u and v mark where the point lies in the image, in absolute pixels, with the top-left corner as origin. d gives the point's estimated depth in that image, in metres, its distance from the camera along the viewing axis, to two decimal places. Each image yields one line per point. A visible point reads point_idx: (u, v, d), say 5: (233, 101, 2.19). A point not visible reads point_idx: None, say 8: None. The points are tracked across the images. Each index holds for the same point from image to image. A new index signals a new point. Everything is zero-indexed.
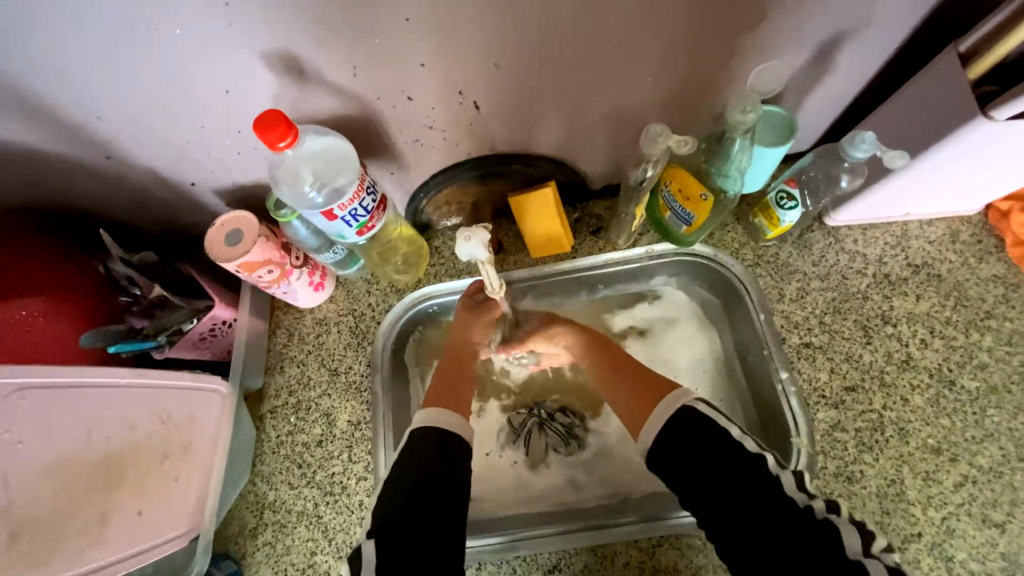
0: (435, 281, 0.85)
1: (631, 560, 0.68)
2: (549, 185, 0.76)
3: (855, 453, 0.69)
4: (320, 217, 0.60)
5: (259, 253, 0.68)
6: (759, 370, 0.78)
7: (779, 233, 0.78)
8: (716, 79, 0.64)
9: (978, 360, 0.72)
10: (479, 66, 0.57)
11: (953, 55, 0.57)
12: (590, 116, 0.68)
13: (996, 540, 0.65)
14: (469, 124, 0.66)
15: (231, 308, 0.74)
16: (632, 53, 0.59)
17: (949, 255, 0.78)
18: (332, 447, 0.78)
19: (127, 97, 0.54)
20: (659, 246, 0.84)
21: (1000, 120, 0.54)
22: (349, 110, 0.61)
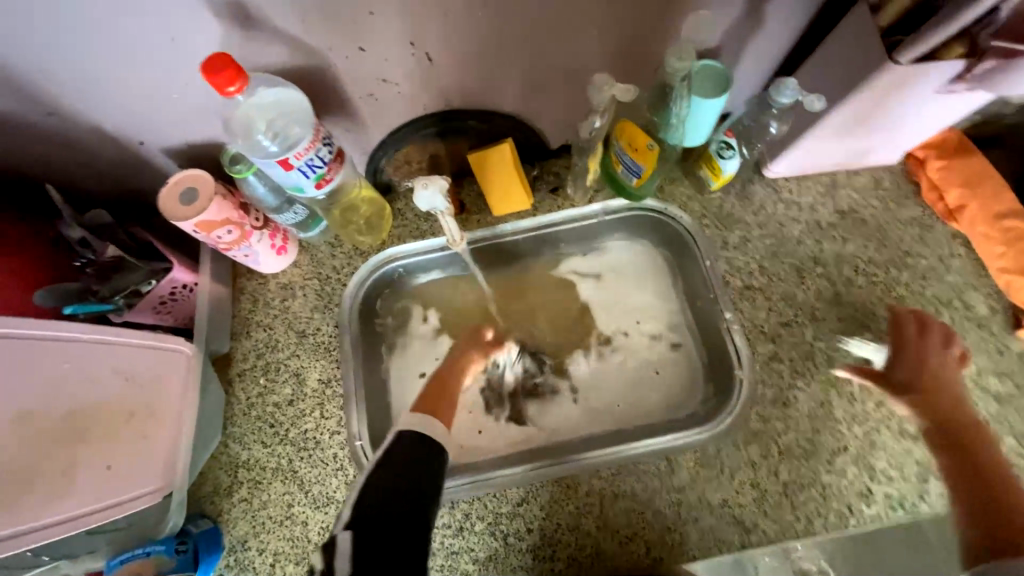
0: (399, 242, 0.87)
1: (594, 489, 0.73)
2: (506, 141, 0.79)
3: (790, 380, 0.76)
4: (276, 167, 0.60)
5: (217, 212, 0.68)
6: (707, 313, 0.84)
7: (722, 184, 0.83)
8: (658, 31, 0.68)
9: (896, 293, 0.80)
10: (429, 16, 0.59)
11: (865, 5, 0.63)
12: (541, 71, 0.71)
13: (911, 448, 0.73)
14: (423, 78, 0.68)
15: (192, 272, 0.74)
16: (578, 3, 0.61)
17: (873, 202, 0.85)
18: (303, 406, 0.80)
19: (66, 44, 0.53)
20: (613, 201, 0.88)
21: (904, 64, 0.60)
22: (300, 60, 0.61)
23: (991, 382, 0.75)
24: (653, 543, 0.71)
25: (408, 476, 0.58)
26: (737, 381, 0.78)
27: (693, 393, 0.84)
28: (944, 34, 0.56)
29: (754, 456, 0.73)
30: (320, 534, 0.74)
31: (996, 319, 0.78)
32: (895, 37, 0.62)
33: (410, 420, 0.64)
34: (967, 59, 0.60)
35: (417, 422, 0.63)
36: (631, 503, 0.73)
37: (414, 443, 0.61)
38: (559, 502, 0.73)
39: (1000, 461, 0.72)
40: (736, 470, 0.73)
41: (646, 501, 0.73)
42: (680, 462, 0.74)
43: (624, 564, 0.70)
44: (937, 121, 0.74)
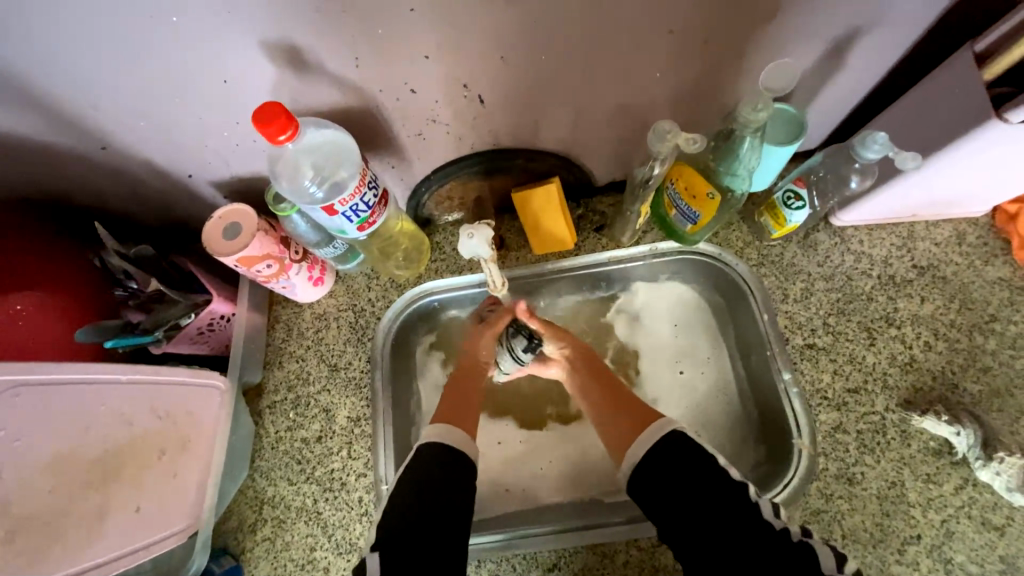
0: (436, 277, 0.84)
1: (631, 559, 0.68)
2: (553, 181, 0.75)
3: (857, 456, 0.69)
4: (320, 212, 0.58)
5: (258, 248, 0.67)
6: (761, 370, 0.78)
7: (785, 233, 0.77)
8: (726, 77, 0.63)
9: (981, 363, 0.72)
10: (485, 59, 0.56)
11: (969, 54, 0.56)
12: (596, 113, 0.67)
13: (995, 542, 0.65)
14: (474, 118, 0.65)
15: (229, 304, 0.73)
16: (642, 48, 0.57)
17: (955, 258, 0.77)
18: (331, 443, 0.78)
19: (122, 85, 0.53)
20: (663, 244, 0.83)
21: (1013, 122, 0.53)
22: (350, 102, 0.59)
23: None
24: None
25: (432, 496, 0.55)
26: (795, 449, 0.71)
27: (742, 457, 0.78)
28: None
29: None
30: None
31: None
32: (1001, 89, 0.56)
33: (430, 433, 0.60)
34: None
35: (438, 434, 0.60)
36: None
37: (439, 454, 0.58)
38: (592, 570, 0.68)
39: None
40: None
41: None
42: None
43: None
44: None
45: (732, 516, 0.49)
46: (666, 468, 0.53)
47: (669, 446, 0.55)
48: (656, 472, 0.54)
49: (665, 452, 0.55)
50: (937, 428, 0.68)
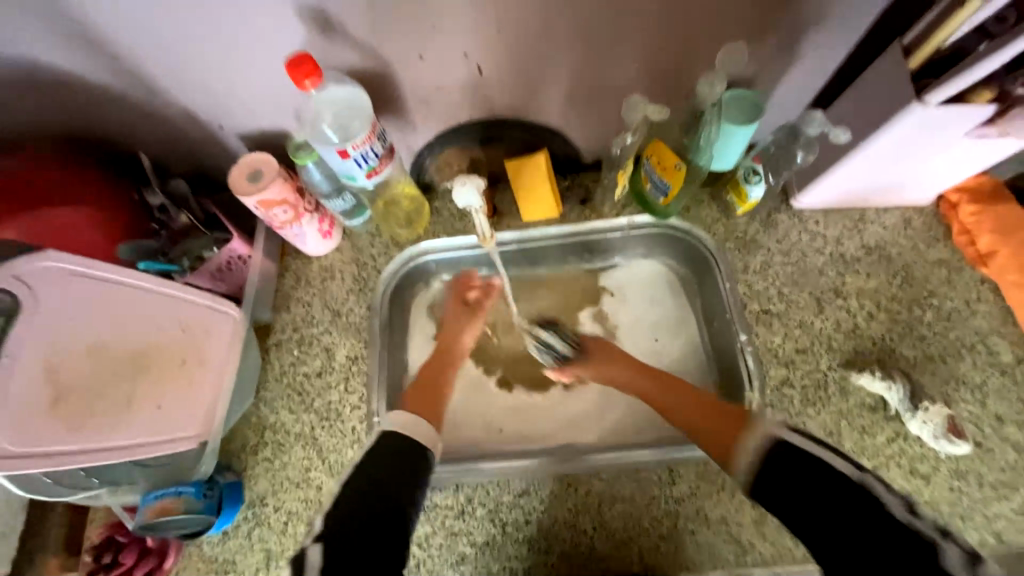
0: (433, 237, 0.93)
1: (594, 489, 0.76)
2: (542, 152, 0.84)
3: (800, 407, 0.77)
4: (335, 154, 0.67)
5: (277, 192, 0.77)
6: (722, 334, 0.86)
7: (748, 209, 0.86)
8: (693, 62, 0.73)
9: (918, 332, 0.80)
10: (484, 32, 0.65)
11: (897, 48, 0.65)
12: (581, 89, 0.76)
13: (920, 488, 0.72)
14: (473, 87, 0.74)
15: (247, 245, 0.82)
16: (619, 30, 0.67)
17: (901, 240, 0.86)
18: (330, 378, 0.86)
19: (175, 36, 0.62)
20: (640, 218, 0.92)
21: (932, 105, 0.62)
22: (367, 65, 0.68)
23: (1011, 432, 0.73)
24: (648, 548, 0.73)
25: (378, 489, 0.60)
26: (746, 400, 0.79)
27: None
28: (970, 77, 0.59)
29: None
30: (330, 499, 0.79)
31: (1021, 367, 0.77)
32: (925, 80, 0.64)
33: (400, 421, 0.65)
34: (998, 104, 0.62)
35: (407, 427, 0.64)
36: (629, 508, 0.75)
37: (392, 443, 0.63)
38: (558, 497, 0.76)
39: (1014, 512, 0.70)
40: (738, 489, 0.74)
41: (644, 506, 0.75)
42: (683, 473, 0.76)
43: (616, 564, 0.72)
44: (972, 162, 0.74)
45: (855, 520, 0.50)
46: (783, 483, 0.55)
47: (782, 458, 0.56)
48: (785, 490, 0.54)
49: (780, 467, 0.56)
50: (873, 384, 0.76)
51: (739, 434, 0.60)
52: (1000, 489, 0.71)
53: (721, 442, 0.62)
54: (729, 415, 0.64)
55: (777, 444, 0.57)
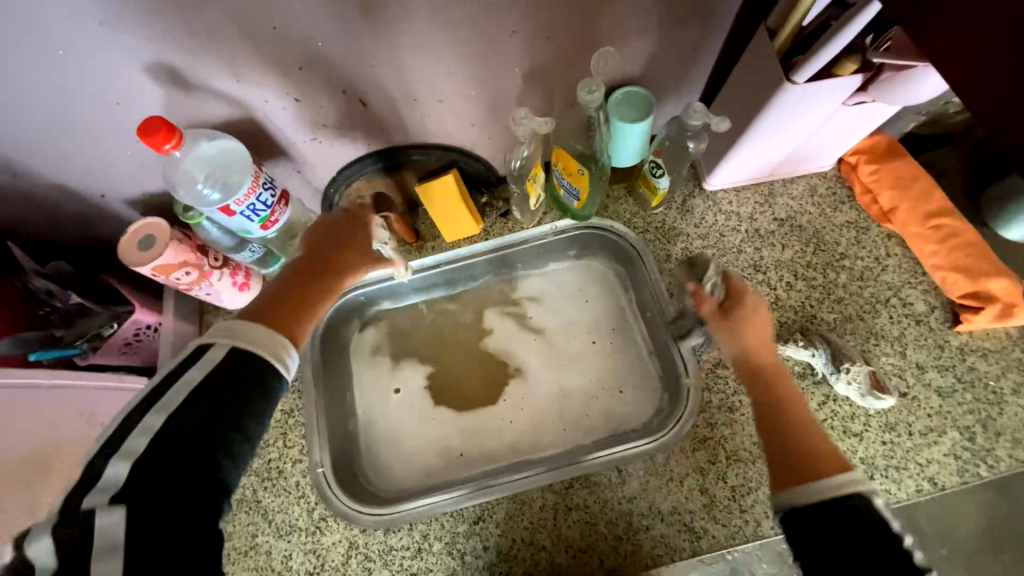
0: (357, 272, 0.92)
1: (547, 502, 0.76)
2: (450, 173, 0.83)
3: (735, 386, 0.79)
4: (218, 213, 0.64)
5: (173, 255, 0.73)
6: (655, 325, 0.87)
7: (661, 200, 0.87)
8: (577, 67, 0.73)
9: (835, 295, 0.82)
10: (355, 67, 0.63)
11: (763, 31, 0.66)
12: (473, 108, 0.75)
13: (855, 447, 0.74)
14: (361, 119, 0.72)
15: (154, 314, 0.80)
16: (494, 48, 0.65)
17: (808, 208, 0.88)
18: (267, 436, 0.83)
19: (18, 117, 0.58)
20: (561, 222, 0.92)
21: (801, 83, 0.63)
22: (241, 114, 0.66)
23: (932, 378, 0.76)
24: (606, 553, 0.73)
25: (228, 381, 0.50)
26: (684, 389, 0.80)
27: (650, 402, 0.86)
28: (828, 53, 0.59)
29: (702, 462, 0.76)
30: (282, 562, 0.76)
31: (934, 314, 0.80)
32: (792, 58, 0.65)
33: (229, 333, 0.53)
34: (864, 72, 0.62)
35: (244, 335, 0.53)
36: (584, 516, 0.75)
37: (241, 356, 0.52)
38: (513, 518, 0.75)
39: (945, 456, 0.73)
40: (685, 476, 0.75)
41: (598, 511, 0.75)
42: (631, 471, 0.76)
43: (577, 575, 0.72)
44: (858, 128, 0.76)
45: (861, 537, 0.49)
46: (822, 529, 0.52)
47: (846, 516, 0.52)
48: (816, 523, 0.52)
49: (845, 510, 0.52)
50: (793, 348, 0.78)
51: (834, 467, 0.56)
52: (929, 435, 0.74)
53: (805, 459, 0.57)
54: (827, 447, 0.59)
55: (863, 499, 0.53)
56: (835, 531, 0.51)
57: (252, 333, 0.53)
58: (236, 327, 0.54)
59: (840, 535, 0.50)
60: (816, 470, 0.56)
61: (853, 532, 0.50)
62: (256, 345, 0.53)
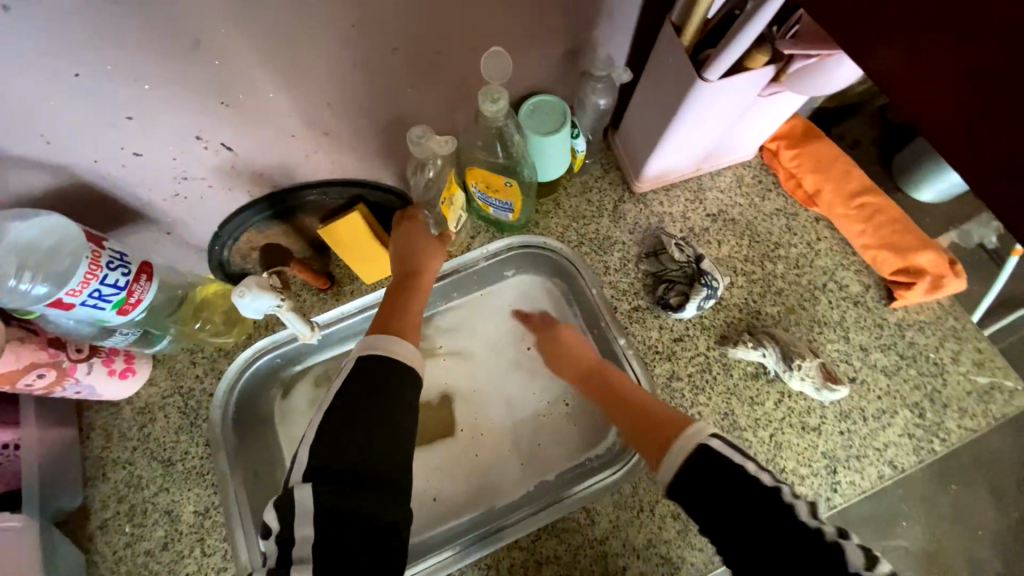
0: (267, 333, 0.81)
1: (516, 562, 0.69)
2: (355, 210, 0.73)
3: (692, 398, 0.75)
4: (52, 309, 0.51)
5: (13, 360, 0.59)
6: (603, 343, 0.83)
7: (581, 163, 0.82)
8: (475, 79, 0.65)
9: (775, 287, 0.80)
10: (204, 108, 0.52)
11: (669, 28, 0.62)
12: (367, 138, 0.66)
13: (816, 442, 0.72)
14: (232, 166, 0.61)
15: (10, 429, 0.65)
16: (375, 72, 0.57)
17: (738, 199, 0.86)
18: (181, 546, 0.71)
19: None
20: (491, 245, 0.85)
21: (713, 80, 0.59)
22: (70, 181, 0.54)
23: (876, 358, 0.76)
24: None
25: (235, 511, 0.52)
26: None
27: (609, 425, 0.80)
28: (738, 49, 0.55)
29: None
30: None
31: (870, 293, 0.79)
32: (706, 50, 0.61)
33: (364, 345, 0.60)
34: (776, 64, 0.59)
35: (377, 343, 0.60)
36: (556, 569, 0.68)
37: (367, 367, 0.58)
38: None
39: (900, 436, 0.72)
40: (655, 504, 0.71)
41: (570, 561, 0.69)
42: (598, 509, 0.71)
43: None
44: (777, 116, 0.74)
45: (767, 520, 0.49)
46: (699, 488, 0.54)
47: (700, 466, 0.55)
48: (699, 492, 0.54)
49: (692, 470, 0.55)
50: (704, 303, 0.78)
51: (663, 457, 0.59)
52: (882, 417, 0.73)
53: (659, 435, 0.61)
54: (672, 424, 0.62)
55: (700, 450, 0.56)
56: (700, 484, 0.54)
57: (385, 343, 0.60)
58: (376, 339, 0.61)
59: (731, 502, 0.51)
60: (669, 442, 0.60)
61: (764, 513, 0.50)
62: (383, 351, 0.59)
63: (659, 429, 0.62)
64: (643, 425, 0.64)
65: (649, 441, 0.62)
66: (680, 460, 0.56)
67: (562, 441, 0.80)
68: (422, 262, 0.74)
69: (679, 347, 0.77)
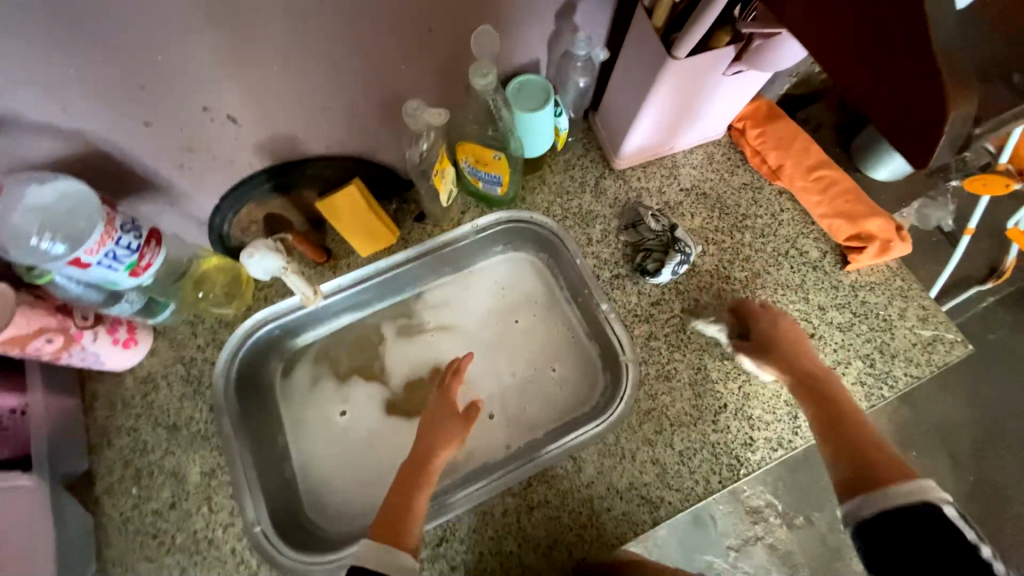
0: (267, 304, 0.84)
1: (509, 506, 0.75)
2: (352, 184, 0.77)
3: (668, 355, 0.82)
4: (69, 268, 0.54)
5: (25, 323, 0.61)
6: (587, 309, 0.88)
7: (564, 141, 0.87)
8: (465, 58, 0.70)
9: (743, 254, 0.87)
10: (212, 79, 0.56)
11: (642, 11, 0.68)
12: (364, 113, 0.70)
13: (780, 391, 0.80)
14: (235, 138, 0.64)
15: (18, 394, 0.69)
16: (372, 48, 0.61)
17: (709, 175, 0.92)
18: (188, 505, 0.74)
19: None
20: (481, 219, 0.90)
21: (681, 57, 0.65)
22: (81, 147, 0.57)
23: (832, 316, 0.84)
24: (575, 545, 0.73)
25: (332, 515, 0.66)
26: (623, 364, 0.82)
27: (593, 384, 0.86)
28: (701, 28, 0.62)
29: (649, 433, 0.78)
30: None
31: (828, 258, 0.87)
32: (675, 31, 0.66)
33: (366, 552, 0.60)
34: (736, 44, 0.66)
35: (369, 559, 0.59)
36: (547, 511, 0.74)
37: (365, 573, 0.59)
38: (478, 530, 0.74)
39: (853, 384, 0.80)
40: (636, 451, 0.77)
41: (560, 504, 0.75)
42: (585, 457, 0.77)
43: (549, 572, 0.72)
44: (743, 95, 0.80)
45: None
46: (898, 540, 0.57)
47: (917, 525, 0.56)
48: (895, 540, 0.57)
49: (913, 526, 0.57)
50: (679, 269, 0.84)
51: (894, 471, 0.62)
52: (838, 368, 0.81)
53: (865, 464, 0.64)
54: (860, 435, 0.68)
55: (924, 504, 0.57)
56: (896, 526, 0.58)
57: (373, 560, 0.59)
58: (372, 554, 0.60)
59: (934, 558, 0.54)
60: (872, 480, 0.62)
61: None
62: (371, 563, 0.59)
63: (862, 465, 0.64)
64: (856, 460, 0.65)
65: (853, 462, 0.65)
66: (906, 502, 0.58)
67: (552, 403, 0.86)
68: (439, 448, 0.69)
69: (656, 311, 0.84)
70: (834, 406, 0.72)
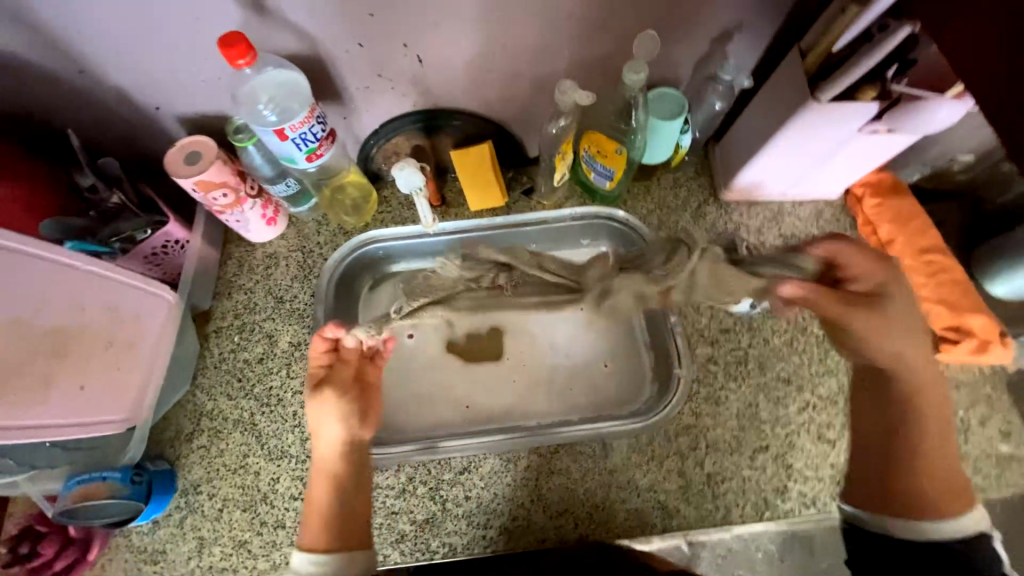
0: (381, 226, 0.95)
1: (533, 463, 0.80)
2: (486, 143, 0.88)
3: (722, 382, 0.83)
4: (273, 135, 0.68)
5: (216, 173, 0.76)
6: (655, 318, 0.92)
7: (681, 159, 0.92)
8: (620, 59, 0.78)
9: None
10: (421, 22, 0.68)
11: (795, 53, 0.72)
12: (519, 84, 0.80)
13: (828, 452, 0.78)
14: (414, 75, 0.77)
15: (185, 230, 0.83)
16: (549, 28, 0.71)
17: (813, 230, 0.94)
18: (272, 364, 0.86)
19: (100, 11, 0.63)
20: (581, 209, 0.96)
21: (824, 102, 0.68)
22: (307, 50, 0.71)
23: None
24: (582, 519, 0.76)
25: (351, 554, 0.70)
26: (676, 377, 0.84)
27: (638, 387, 0.89)
28: (850, 78, 0.65)
29: (684, 446, 0.80)
30: (269, 484, 0.80)
31: None
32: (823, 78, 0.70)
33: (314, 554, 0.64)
34: (881, 102, 0.68)
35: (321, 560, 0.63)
36: (565, 480, 0.78)
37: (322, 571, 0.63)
38: (499, 473, 0.79)
39: None
40: (666, 457, 0.79)
41: (579, 479, 0.78)
42: (616, 446, 0.80)
43: (552, 534, 0.76)
44: (872, 158, 0.82)
45: None
46: None
47: None
48: None
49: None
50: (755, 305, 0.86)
51: (956, 510, 0.60)
52: None
53: (908, 494, 0.62)
54: (930, 466, 0.63)
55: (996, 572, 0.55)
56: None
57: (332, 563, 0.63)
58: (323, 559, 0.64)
59: None
60: (918, 513, 0.60)
61: None
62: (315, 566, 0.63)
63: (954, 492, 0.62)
64: (933, 477, 0.62)
65: (926, 480, 0.62)
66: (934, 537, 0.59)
67: (597, 393, 0.90)
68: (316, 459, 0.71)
69: (723, 339, 0.86)
70: (928, 417, 0.65)
